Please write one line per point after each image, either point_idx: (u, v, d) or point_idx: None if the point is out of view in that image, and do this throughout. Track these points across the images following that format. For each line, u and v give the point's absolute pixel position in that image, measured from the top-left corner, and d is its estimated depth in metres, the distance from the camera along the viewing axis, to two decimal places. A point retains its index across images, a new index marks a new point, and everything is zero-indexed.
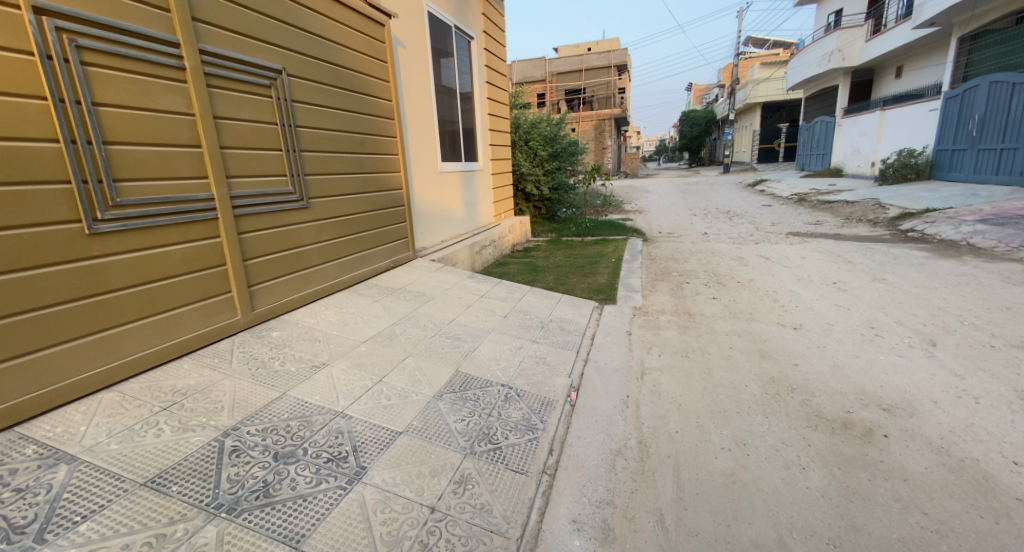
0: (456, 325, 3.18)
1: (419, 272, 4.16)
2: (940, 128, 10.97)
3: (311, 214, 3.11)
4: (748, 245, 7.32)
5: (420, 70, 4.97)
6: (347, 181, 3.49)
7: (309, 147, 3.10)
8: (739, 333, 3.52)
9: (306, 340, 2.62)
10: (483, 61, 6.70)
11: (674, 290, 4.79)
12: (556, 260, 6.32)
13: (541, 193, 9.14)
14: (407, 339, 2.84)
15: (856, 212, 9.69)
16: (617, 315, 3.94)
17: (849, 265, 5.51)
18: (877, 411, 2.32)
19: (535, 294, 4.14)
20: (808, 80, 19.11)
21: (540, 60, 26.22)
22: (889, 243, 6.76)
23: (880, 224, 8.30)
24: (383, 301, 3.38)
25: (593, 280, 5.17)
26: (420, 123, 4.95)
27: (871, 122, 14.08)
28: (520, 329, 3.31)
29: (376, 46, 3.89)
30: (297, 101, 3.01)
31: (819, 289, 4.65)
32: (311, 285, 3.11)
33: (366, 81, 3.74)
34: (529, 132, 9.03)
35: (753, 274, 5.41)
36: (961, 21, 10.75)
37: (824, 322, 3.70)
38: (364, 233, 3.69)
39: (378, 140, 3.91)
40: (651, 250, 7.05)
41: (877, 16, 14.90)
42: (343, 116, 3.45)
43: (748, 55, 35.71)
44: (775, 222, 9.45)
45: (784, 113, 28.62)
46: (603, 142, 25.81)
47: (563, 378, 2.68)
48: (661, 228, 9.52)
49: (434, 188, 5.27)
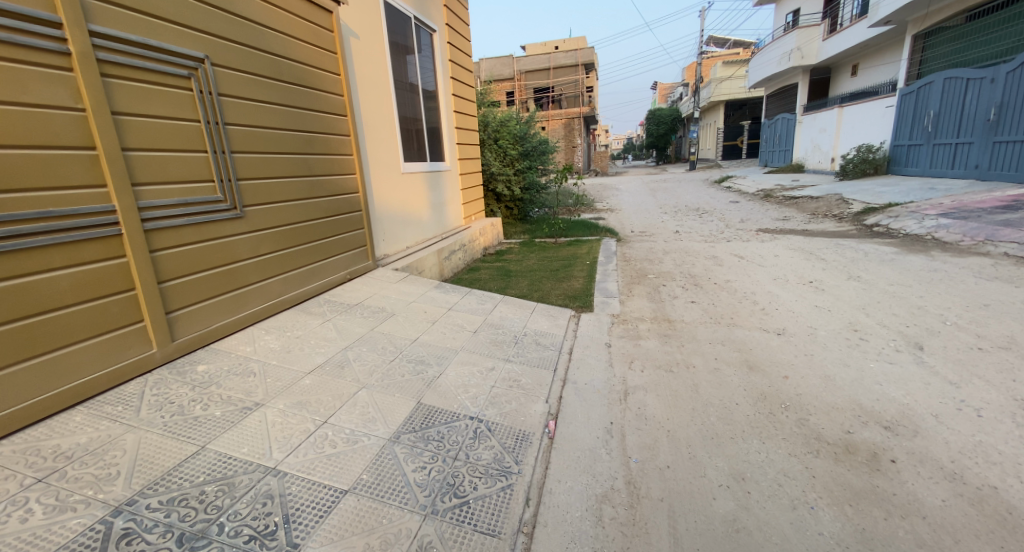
0: (420, 345, 2.85)
1: (379, 283, 3.80)
2: (897, 124, 11.32)
3: (247, 225, 2.72)
4: (721, 243, 7.26)
5: (377, 63, 4.58)
6: (291, 186, 3.10)
7: (242, 148, 2.70)
8: (723, 341, 3.33)
9: (238, 375, 2.23)
10: (447, 56, 6.34)
11: (652, 294, 4.60)
12: (529, 264, 6.06)
13: (511, 193, 8.84)
14: (363, 366, 2.50)
15: (821, 207, 9.85)
16: (595, 324, 3.70)
17: (823, 263, 5.47)
18: (879, 431, 2.16)
19: (508, 305, 3.85)
20: (769, 79, 19.55)
21: (507, 58, 25.95)
22: (857, 238, 6.82)
23: (845, 219, 8.42)
24: (337, 320, 3.01)
25: (568, 285, 4.92)
26: (378, 121, 4.56)
27: (831, 118, 14.47)
28: (491, 347, 3.01)
29: (323, 35, 3.49)
30: (225, 95, 2.60)
31: (797, 289, 4.55)
32: (248, 306, 2.71)
33: (312, 74, 3.35)
34: (498, 129, 8.72)
35: (729, 274, 5.29)
36: (915, 20, 11.08)
37: (807, 325, 3.57)
38: (313, 244, 3.31)
39: (329, 140, 3.52)
40: (626, 251, 6.88)
41: (833, 16, 15.32)
42: (284, 112, 3.05)
43: (711, 54, 36.48)
44: (745, 219, 9.50)
45: (746, 111, 29.33)
46: (572, 141, 25.85)
47: (539, 405, 2.40)
48: (633, 226, 9.40)
49: (396, 189, 4.89)
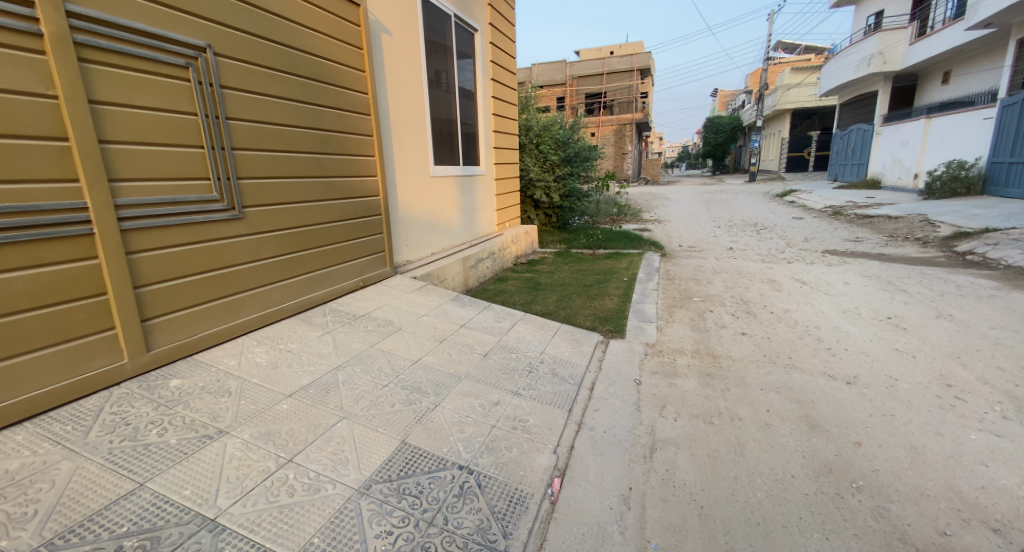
0: (420, 368, 2.56)
1: (393, 292, 3.56)
2: (996, 138, 9.95)
3: (247, 227, 2.54)
4: (780, 264, 6.53)
5: (411, 60, 4.38)
6: (302, 187, 2.92)
7: (246, 144, 2.53)
8: (776, 387, 2.80)
9: (211, 394, 2.02)
10: (488, 56, 6.10)
11: (695, 321, 4.09)
12: (561, 276, 5.66)
13: (551, 200, 8.47)
14: (349, 392, 2.23)
15: (901, 228, 8.76)
16: (625, 354, 3.26)
17: (903, 295, 4.70)
18: (988, 538, 1.61)
19: (528, 324, 3.50)
20: (844, 86, 17.98)
21: (560, 63, 25.75)
22: (946, 268, 5.89)
23: (931, 244, 7.38)
24: (337, 333, 2.78)
25: (600, 303, 4.50)
26: (408, 122, 4.35)
27: (915, 130, 13.00)
28: (500, 375, 2.66)
29: (347, 29, 3.31)
30: (229, 88, 2.44)
31: (871, 326, 3.87)
32: (241, 314, 2.52)
33: (332, 69, 3.16)
34: (540, 134, 8.39)
35: (788, 302, 4.65)
36: (1022, 22, 9.76)
37: (884, 375, 2.95)
38: (322, 248, 3.11)
39: (348, 139, 3.33)
40: (670, 268, 6.33)
41: (922, 18, 13.87)
42: (297, 108, 2.88)
43: (778, 60, 34.38)
44: (808, 238, 8.61)
45: (815, 120, 27.28)
46: (622, 148, 25.13)
47: (544, 456, 2.03)
48: (682, 241, 8.75)
49: (425, 193, 4.67)
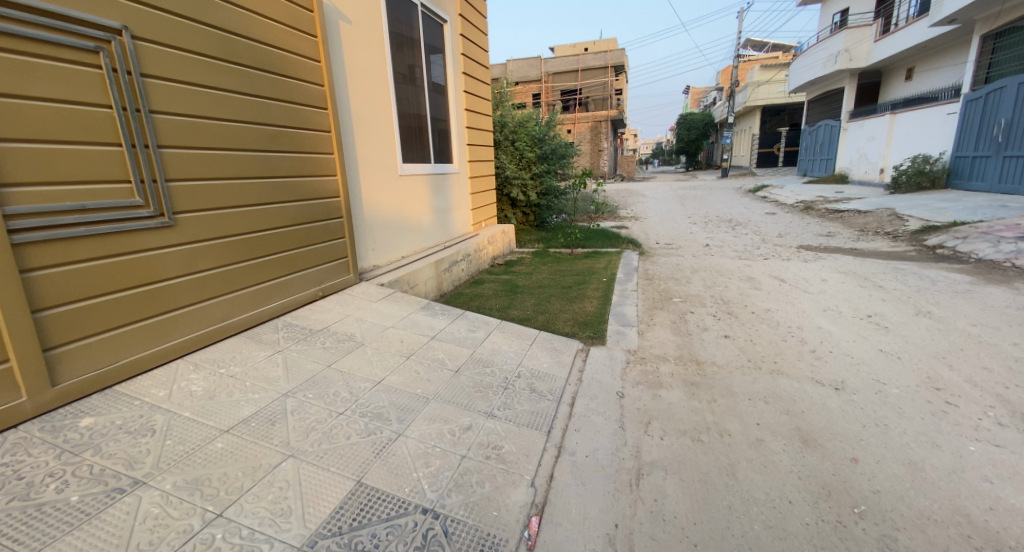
0: (382, 390, 2.30)
1: (357, 301, 3.28)
2: (959, 133, 10.23)
3: (181, 235, 2.23)
4: (757, 261, 6.50)
5: (375, 51, 4.08)
6: (248, 188, 2.60)
7: (177, 141, 2.21)
8: (764, 397, 2.66)
9: (130, 435, 1.73)
10: (459, 48, 5.82)
11: (677, 324, 3.95)
12: (539, 278, 5.46)
13: (528, 198, 8.26)
14: (299, 423, 1.96)
15: (871, 222, 8.90)
16: (606, 363, 3.08)
17: (881, 292, 4.69)
18: None
19: (503, 333, 3.27)
20: (812, 83, 18.34)
21: (535, 59, 25.52)
22: (918, 262, 5.95)
23: (901, 238, 7.50)
24: (289, 352, 2.49)
25: (579, 306, 4.31)
26: (372, 118, 4.04)
27: (881, 126, 13.33)
28: (472, 393, 2.43)
29: (299, 15, 2.99)
30: (153, 76, 2.11)
31: (853, 325, 3.81)
32: (175, 334, 2.22)
33: (281, 58, 2.84)
34: (516, 130, 8.15)
35: (769, 301, 4.57)
36: (985, 18, 9.99)
37: (872, 380, 2.85)
38: (273, 256, 2.80)
39: (302, 136, 3.02)
40: (649, 267, 6.22)
41: (886, 16, 14.21)
42: (240, 101, 2.56)
43: (748, 57, 35.05)
44: (782, 233, 8.65)
45: (784, 117, 27.91)
46: (599, 144, 25.11)
47: (520, 490, 1.81)
48: (659, 238, 8.68)
49: (393, 193, 4.39)
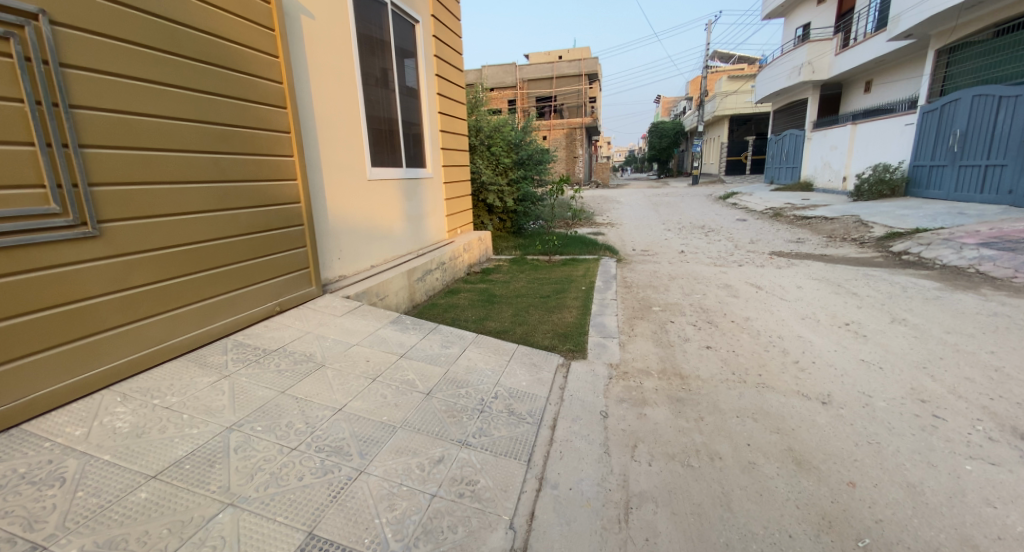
0: (343, 420, 2.06)
1: (320, 316, 3.02)
2: (917, 143, 10.67)
3: (109, 246, 1.93)
4: (733, 268, 6.50)
5: (342, 49, 3.83)
6: (191, 193, 2.31)
7: (104, 140, 1.91)
8: (753, 414, 2.56)
9: (31, 487, 1.43)
10: (432, 50, 5.61)
11: (658, 334, 3.83)
12: (516, 287, 5.28)
13: (503, 204, 8.08)
14: (243, 462, 1.70)
15: (838, 229, 9.12)
16: (588, 380, 2.91)
17: (856, 298, 4.72)
18: None
19: (479, 349, 3.06)
20: (778, 94, 18.95)
21: (510, 66, 25.59)
22: (888, 268, 6.07)
23: (868, 244, 7.69)
24: (238, 377, 2.21)
25: (559, 317, 4.14)
26: (338, 119, 3.78)
27: (843, 136, 13.83)
28: (445, 419, 2.21)
29: (255, 6, 2.72)
30: (77, 66, 1.80)
31: (832, 334, 3.78)
32: (99, 361, 1.91)
33: (234, 51, 2.57)
34: (491, 136, 7.99)
35: (748, 309, 4.52)
36: (938, 34, 10.50)
37: (858, 393, 2.78)
38: (221, 269, 2.51)
39: (257, 136, 2.74)
40: (627, 274, 6.13)
41: (846, 31, 14.79)
42: (184, 96, 2.27)
43: (716, 69, 36.13)
44: (755, 240, 8.76)
45: (751, 126, 28.80)
46: (574, 151, 25.31)
47: (498, 534, 1.62)
48: (635, 245, 8.65)
49: (362, 199, 4.13)
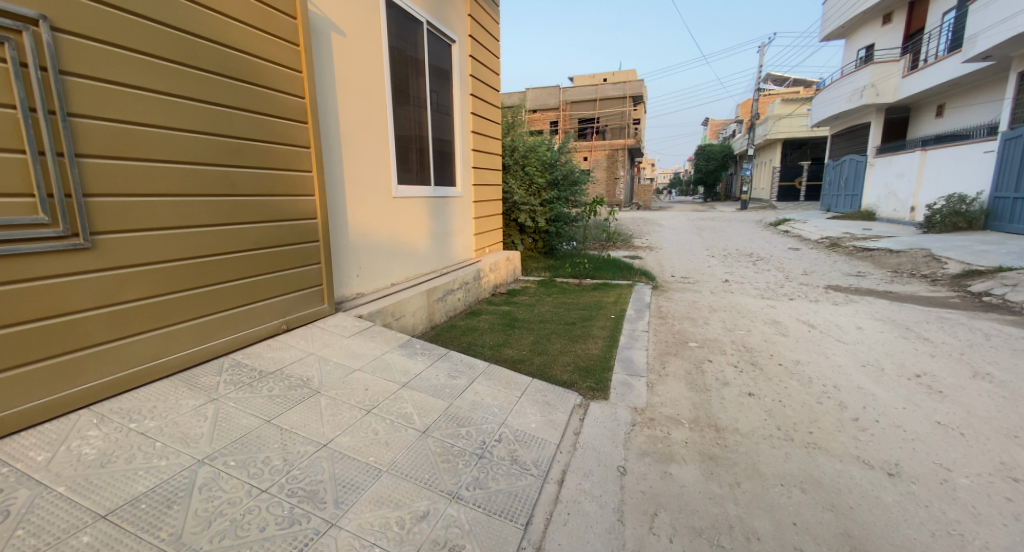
0: (326, 458, 1.88)
1: (327, 337, 2.89)
2: (998, 172, 9.66)
3: (101, 259, 1.87)
4: (782, 301, 5.96)
5: (372, 66, 3.81)
6: (198, 206, 2.26)
7: (103, 150, 1.88)
8: (800, 483, 2.16)
9: None
10: (467, 70, 5.59)
11: (693, 375, 3.45)
12: (541, 311, 5.02)
13: (536, 224, 7.89)
14: (206, 504, 1.54)
15: (904, 263, 8.30)
16: (607, 426, 2.60)
17: (927, 345, 4.13)
18: None
19: (490, 382, 2.82)
20: (836, 117, 17.92)
21: (553, 88, 25.85)
22: (965, 311, 5.36)
23: (940, 282, 6.90)
24: (225, 401, 2.08)
25: (583, 348, 3.84)
26: (364, 135, 3.74)
27: (911, 162, 12.77)
28: (438, 464, 1.98)
29: (278, 21, 2.71)
30: (77, 74, 1.79)
31: (899, 387, 3.26)
32: (81, 379, 1.83)
33: (253, 65, 2.55)
34: (526, 155, 7.88)
35: (798, 350, 4.05)
36: (1020, 56, 9.59)
37: (933, 464, 2.32)
38: (225, 284, 2.44)
39: (273, 150, 2.69)
40: (662, 303, 5.74)
41: (915, 52, 13.85)
42: (196, 108, 2.24)
43: (768, 92, 34.96)
44: (807, 271, 8.11)
45: (806, 151, 27.41)
46: (615, 172, 24.95)
47: None
48: (674, 271, 8.19)
49: (385, 215, 4.05)
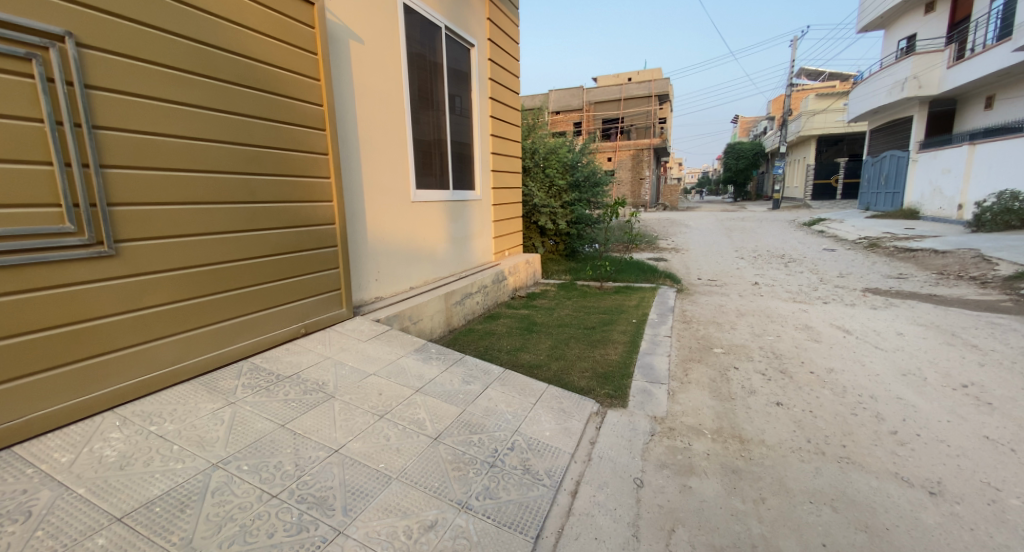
0: (337, 465, 1.88)
1: (343, 341, 2.91)
2: None
3: (125, 265, 1.94)
4: (815, 305, 5.70)
5: (390, 72, 3.84)
6: (218, 213, 2.32)
7: (127, 160, 1.95)
8: (831, 501, 2.03)
9: None
10: (486, 73, 5.58)
11: (717, 383, 3.32)
12: (561, 315, 4.96)
13: (557, 227, 7.80)
14: (217, 509, 1.56)
15: (951, 264, 7.81)
16: (624, 436, 2.53)
17: (975, 353, 3.86)
18: None
19: (504, 387, 2.78)
20: (875, 112, 17.09)
21: (577, 89, 25.71)
22: (1019, 316, 4.99)
23: (990, 284, 6.45)
24: (242, 405, 2.11)
25: (602, 354, 3.76)
26: (382, 140, 3.77)
27: (957, 157, 12.06)
28: (449, 472, 1.96)
29: (297, 31, 2.76)
30: (102, 87, 1.86)
31: (943, 398, 3.04)
32: (105, 383, 1.89)
33: (272, 75, 2.60)
34: (547, 157, 7.83)
35: (831, 357, 3.84)
36: None
37: (980, 483, 2.14)
38: (246, 289, 2.49)
39: (292, 157, 2.74)
40: (687, 307, 5.57)
41: (962, 40, 13.17)
42: (217, 118, 2.30)
43: (801, 87, 33.74)
44: (843, 273, 7.74)
45: (842, 147, 26.32)
46: (640, 173, 24.55)
47: None
48: (701, 273, 7.96)
49: (404, 219, 4.08)
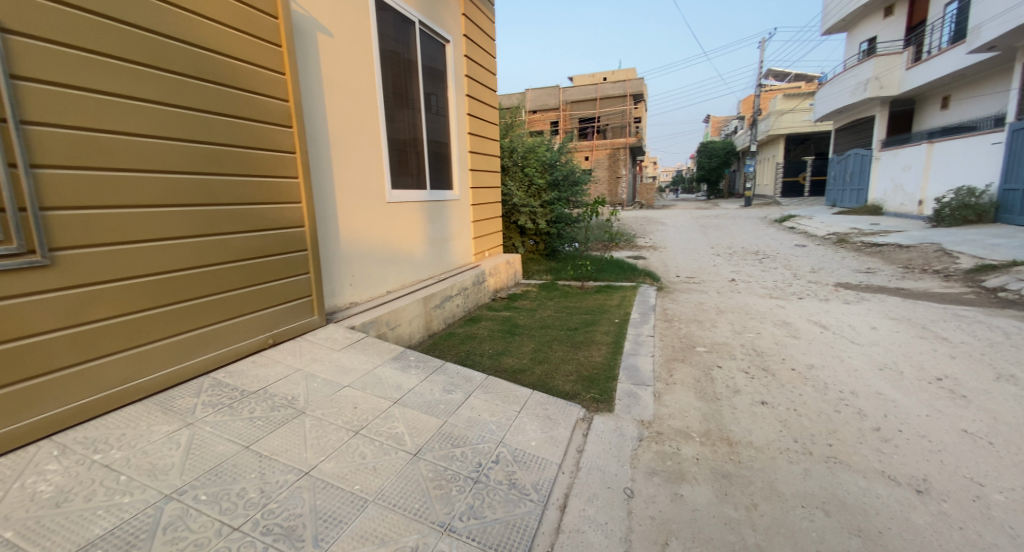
0: (307, 489, 1.73)
1: (315, 351, 2.74)
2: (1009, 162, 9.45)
3: (64, 276, 1.75)
4: (791, 301, 5.77)
5: (362, 67, 3.67)
6: (173, 217, 2.14)
7: (63, 160, 1.75)
8: (823, 504, 2.00)
9: None
10: (462, 70, 5.44)
11: (702, 382, 3.29)
12: (542, 316, 4.87)
13: (536, 226, 7.72)
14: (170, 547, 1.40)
15: (915, 258, 8.08)
16: (612, 442, 2.45)
17: (945, 345, 3.95)
18: None
19: (487, 395, 2.66)
20: (841, 111, 17.66)
21: (554, 89, 25.76)
22: (981, 307, 5.16)
23: (953, 277, 6.68)
24: (201, 426, 1.93)
25: (585, 356, 3.68)
26: (355, 138, 3.60)
27: (917, 155, 12.57)
28: (430, 491, 1.83)
29: (258, 20, 2.57)
30: (31, 78, 1.66)
31: (921, 392, 3.07)
32: (42, 407, 1.70)
33: (231, 67, 2.41)
34: (526, 156, 7.75)
35: (811, 353, 3.87)
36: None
37: (963, 479, 2.15)
38: (206, 298, 2.31)
39: (255, 156, 2.55)
40: (668, 305, 5.57)
41: (918, 44, 13.69)
42: (169, 114, 2.11)
43: (769, 87, 34.66)
44: (815, 268, 7.91)
45: (809, 146, 27.15)
46: (617, 171, 24.75)
47: None
48: (679, 271, 8.02)
49: (379, 220, 3.91)
